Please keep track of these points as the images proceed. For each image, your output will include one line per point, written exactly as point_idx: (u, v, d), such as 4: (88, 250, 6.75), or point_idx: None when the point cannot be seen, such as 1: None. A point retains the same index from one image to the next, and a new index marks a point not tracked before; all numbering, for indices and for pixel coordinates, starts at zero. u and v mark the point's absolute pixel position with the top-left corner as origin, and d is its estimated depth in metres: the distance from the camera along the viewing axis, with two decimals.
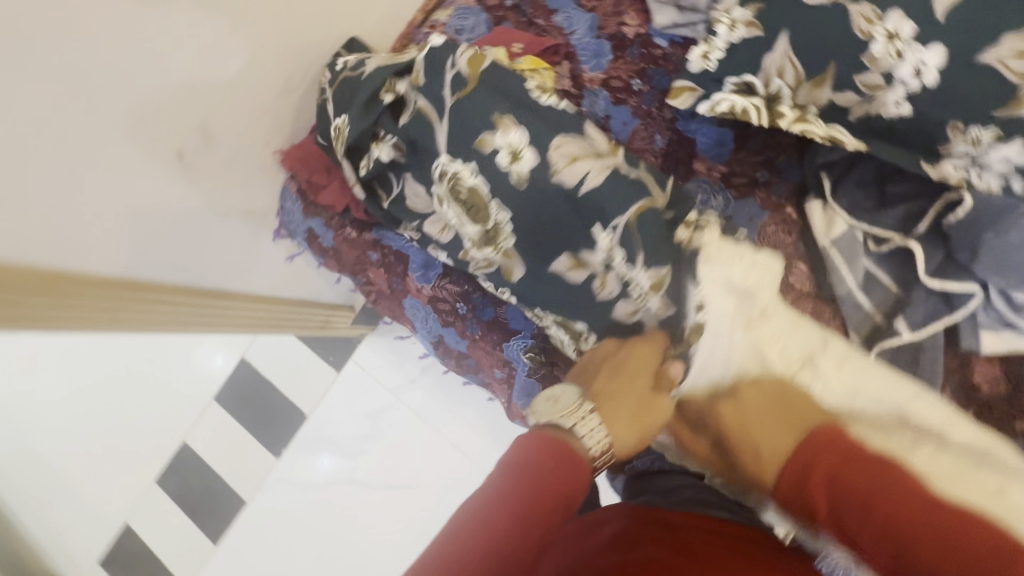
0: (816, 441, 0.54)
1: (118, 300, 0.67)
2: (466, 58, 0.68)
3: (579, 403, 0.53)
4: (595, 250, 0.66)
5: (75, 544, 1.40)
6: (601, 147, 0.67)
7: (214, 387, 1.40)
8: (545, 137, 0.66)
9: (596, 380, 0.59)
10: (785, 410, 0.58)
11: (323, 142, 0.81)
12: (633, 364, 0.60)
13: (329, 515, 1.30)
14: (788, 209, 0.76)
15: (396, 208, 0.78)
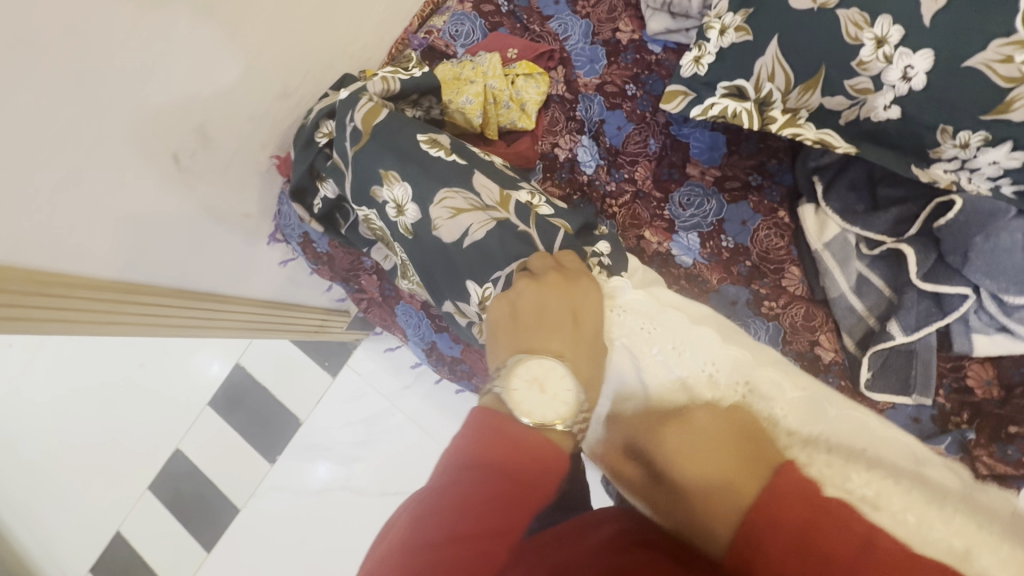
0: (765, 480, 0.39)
1: (111, 303, 0.66)
2: (362, 113, 0.68)
3: (567, 394, 0.47)
4: (469, 302, 0.66)
5: (66, 554, 1.38)
6: (488, 199, 0.64)
7: (208, 393, 1.39)
8: (425, 191, 0.65)
9: (550, 340, 0.50)
10: (739, 442, 0.46)
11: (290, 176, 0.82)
12: (578, 309, 0.53)
13: (322, 523, 1.29)
14: (781, 213, 0.77)
15: (353, 235, 0.83)
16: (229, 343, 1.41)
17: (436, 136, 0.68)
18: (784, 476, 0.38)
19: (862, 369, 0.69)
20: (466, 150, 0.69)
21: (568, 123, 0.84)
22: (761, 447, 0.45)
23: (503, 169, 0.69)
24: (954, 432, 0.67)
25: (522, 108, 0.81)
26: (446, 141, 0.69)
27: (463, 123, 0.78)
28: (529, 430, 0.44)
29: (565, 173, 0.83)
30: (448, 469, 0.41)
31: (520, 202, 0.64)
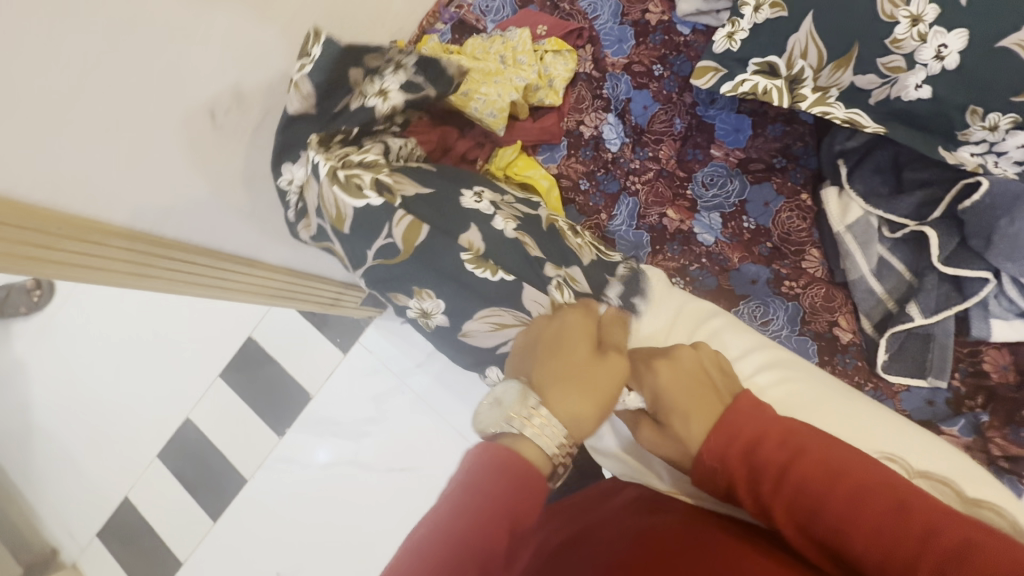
0: (728, 413, 0.45)
1: (140, 256, 0.68)
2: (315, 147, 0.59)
3: (524, 401, 0.44)
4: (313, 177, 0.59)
5: (74, 518, 1.39)
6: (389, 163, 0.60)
7: (221, 365, 1.41)
8: (459, 304, 0.58)
9: (527, 361, 0.49)
10: (702, 376, 0.49)
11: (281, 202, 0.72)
12: (576, 339, 0.49)
13: (328, 497, 1.30)
14: (804, 196, 0.77)
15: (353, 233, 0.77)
16: (240, 319, 1.42)
17: (397, 195, 0.56)
18: (741, 411, 0.45)
19: (879, 351, 0.69)
20: (458, 207, 0.58)
21: (594, 101, 0.85)
22: (720, 382, 0.49)
23: (491, 209, 0.60)
24: (968, 414, 0.67)
25: (550, 84, 0.82)
26: (433, 214, 0.57)
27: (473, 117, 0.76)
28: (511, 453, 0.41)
29: (589, 151, 0.84)
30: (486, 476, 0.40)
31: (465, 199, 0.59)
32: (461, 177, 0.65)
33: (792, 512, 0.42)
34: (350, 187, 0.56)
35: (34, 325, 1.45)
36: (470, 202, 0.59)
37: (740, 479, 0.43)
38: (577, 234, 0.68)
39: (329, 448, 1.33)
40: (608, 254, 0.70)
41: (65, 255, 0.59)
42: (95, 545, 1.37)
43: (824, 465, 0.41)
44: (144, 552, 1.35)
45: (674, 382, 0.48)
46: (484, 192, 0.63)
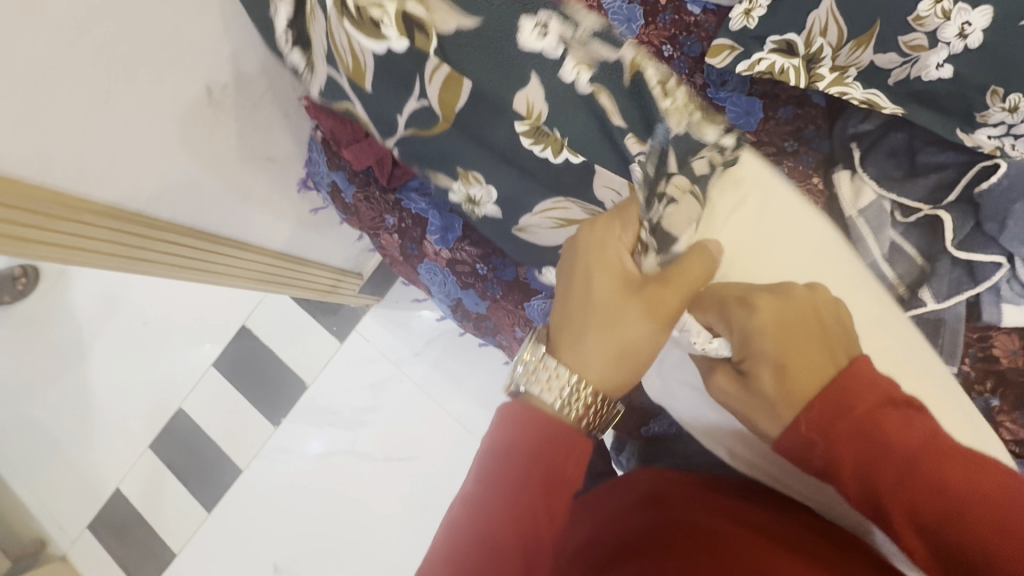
0: (849, 381, 0.44)
1: (130, 239, 0.66)
2: None
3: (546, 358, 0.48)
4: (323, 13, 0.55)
5: (63, 509, 1.36)
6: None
7: (214, 354, 1.38)
8: (514, 190, 0.61)
9: (558, 297, 0.51)
10: (815, 323, 0.48)
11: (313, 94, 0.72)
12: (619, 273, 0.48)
13: (325, 486, 1.28)
14: (815, 179, 0.76)
15: None
16: (232, 308, 1.39)
17: (428, 34, 0.53)
18: (861, 379, 0.44)
19: None
20: (518, 49, 0.53)
21: None
22: (830, 331, 0.48)
23: (559, 48, 0.53)
24: (979, 399, 0.67)
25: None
26: (482, 52, 0.54)
27: None
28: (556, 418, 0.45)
29: None
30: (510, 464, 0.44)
31: (529, 35, 0.53)
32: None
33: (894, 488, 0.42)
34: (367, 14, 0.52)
35: (18, 313, 1.41)
36: (530, 40, 0.53)
37: (846, 459, 0.43)
38: (669, 95, 0.55)
39: (324, 438, 1.31)
40: (702, 128, 0.56)
41: (50, 234, 0.57)
42: (86, 536, 1.35)
43: (927, 438, 0.43)
44: (137, 544, 1.32)
45: (769, 327, 0.46)
46: (551, 19, 0.53)
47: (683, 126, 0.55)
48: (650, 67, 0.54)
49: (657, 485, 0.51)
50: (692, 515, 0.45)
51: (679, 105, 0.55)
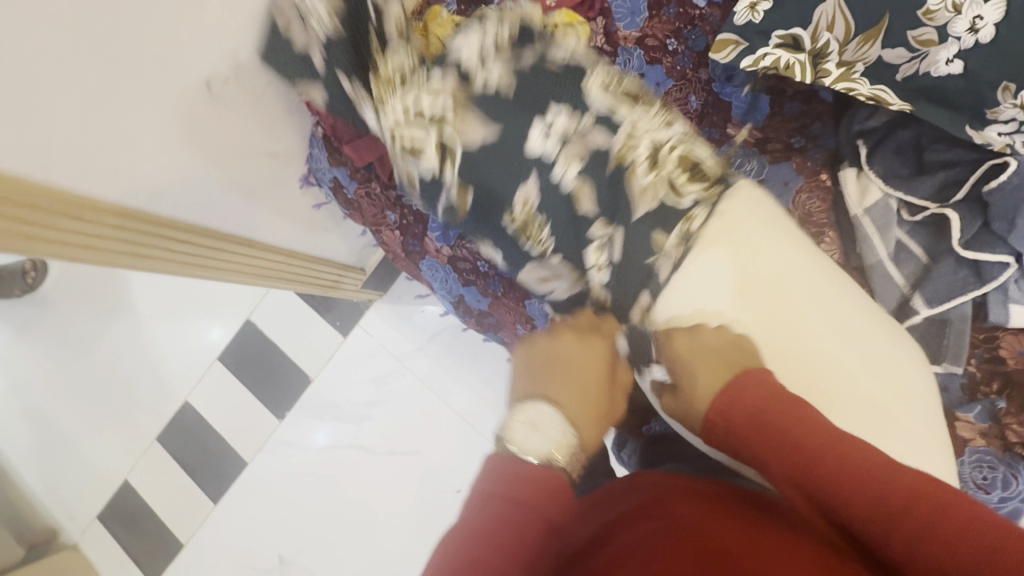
0: (747, 392, 0.54)
1: (133, 236, 0.66)
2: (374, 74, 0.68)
3: (559, 433, 0.55)
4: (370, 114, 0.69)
5: (73, 500, 1.38)
6: (439, 108, 0.65)
7: (219, 349, 1.39)
8: (513, 256, 0.69)
9: (552, 385, 0.60)
10: (729, 354, 0.58)
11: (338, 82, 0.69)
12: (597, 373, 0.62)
13: (328, 480, 1.30)
14: (823, 176, 0.76)
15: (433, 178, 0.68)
16: (237, 303, 1.40)
17: (456, 154, 0.65)
18: (754, 389, 0.54)
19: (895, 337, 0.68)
20: (524, 153, 0.64)
21: None
22: (744, 355, 0.58)
23: (556, 148, 0.64)
24: (984, 400, 0.67)
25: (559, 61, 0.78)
26: (493, 165, 0.64)
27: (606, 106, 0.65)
28: (538, 468, 0.51)
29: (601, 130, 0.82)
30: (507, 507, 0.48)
31: (535, 147, 0.64)
32: (548, 95, 0.65)
33: (794, 481, 0.49)
34: (415, 146, 0.66)
35: (27, 307, 1.43)
36: (537, 144, 0.64)
37: (772, 469, 0.50)
38: (651, 169, 0.64)
39: (328, 431, 1.32)
40: (679, 195, 0.64)
41: (56, 232, 0.57)
42: (95, 526, 1.37)
43: (821, 439, 0.49)
44: (145, 534, 1.35)
45: (690, 349, 0.59)
46: (555, 120, 0.64)
47: (656, 202, 0.63)
48: (641, 141, 0.65)
49: (659, 491, 0.51)
50: (698, 521, 0.44)
51: (657, 180, 0.64)
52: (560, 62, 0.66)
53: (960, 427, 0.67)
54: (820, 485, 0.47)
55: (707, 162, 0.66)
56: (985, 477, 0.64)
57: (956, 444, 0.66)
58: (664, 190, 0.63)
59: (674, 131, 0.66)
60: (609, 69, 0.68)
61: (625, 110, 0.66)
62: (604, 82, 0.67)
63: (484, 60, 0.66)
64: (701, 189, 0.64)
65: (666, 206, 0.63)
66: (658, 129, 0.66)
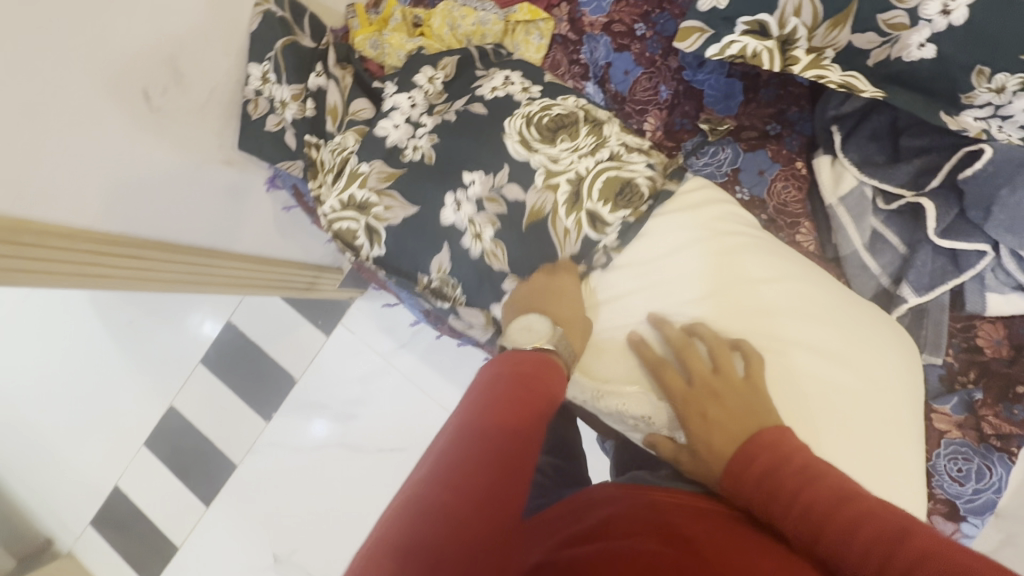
0: (762, 443, 0.48)
1: (79, 256, 0.63)
2: (329, 109, 0.74)
3: (551, 329, 0.57)
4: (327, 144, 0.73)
5: (64, 508, 1.38)
6: (370, 196, 0.67)
7: (200, 351, 1.37)
8: None
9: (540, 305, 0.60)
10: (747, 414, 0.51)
11: (312, 110, 0.74)
12: (572, 290, 0.62)
13: (316, 479, 1.29)
14: (798, 164, 0.74)
15: (389, 158, 0.68)
16: (221, 296, 1.38)
17: (381, 235, 0.67)
18: (772, 437, 0.48)
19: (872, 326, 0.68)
20: (439, 223, 0.66)
21: (572, 67, 0.80)
22: (764, 412, 0.51)
23: (466, 220, 0.65)
24: (961, 392, 0.66)
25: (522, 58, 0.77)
26: (407, 237, 0.67)
27: (539, 140, 0.64)
28: (533, 356, 0.55)
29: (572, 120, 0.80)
30: (487, 391, 0.51)
31: (445, 218, 0.65)
32: (467, 161, 0.65)
33: (804, 535, 0.43)
34: (347, 236, 0.69)
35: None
36: (450, 215, 0.65)
37: (787, 525, 0.43)
38: (572, 208, 0.63)
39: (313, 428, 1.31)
40: (604, 224, 0.63)
41: None
42: (89, 534, 1.37)
43: (831, 494, 0.43)
44: (140, 539, 1.35)
45: (715, 410, 0.52)
46: (461, 194, 0.65)
47: (579, 240, 0.64)
48: (560, 181, 0.63)
49: (639, 500, 0.50)
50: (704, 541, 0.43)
51: (579, 219, 0.63)
52: (487, 103, 0.66)
53: (937, 418, 0.66)
54: (827, 544, 0.41)
55: (637, 179, 0.64)
56: (960, 469, 0.64)
57: (932, 436, 0.65)
58: (586, 228, 0.63)
59: (600, 156, 0.64)
60: (531, 100, 0.65)
61: (542, 148, 0.64)
62: (526, 118, 0.64)
63: (414, 134, 0.68)
64: (629, 212, 0.64)
65: (587, 237, 0.63)
66: (576, 159, 0.64)
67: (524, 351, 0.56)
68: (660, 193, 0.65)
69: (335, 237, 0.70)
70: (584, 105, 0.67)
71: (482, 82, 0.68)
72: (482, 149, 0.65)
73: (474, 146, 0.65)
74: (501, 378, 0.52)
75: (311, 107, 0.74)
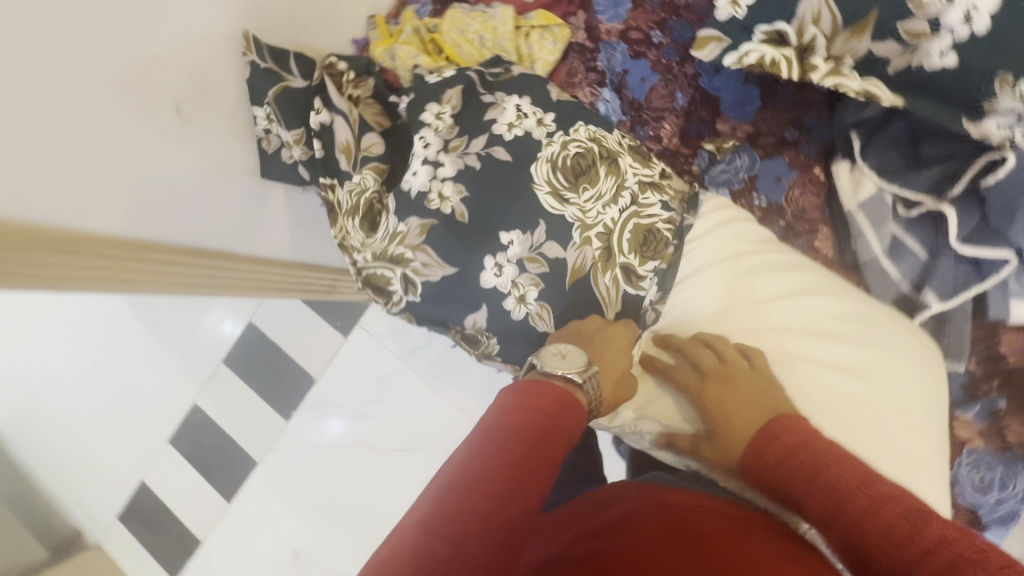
0: (775, 426, 0.55)
1: (113, 263, 0.66)
2: (340, 147, 0.71)
3: (583, 368, 0.56)
4: (344, 188, 0.72)
5: (92, 501, 1.42)
6: (400, 252, 0.66)
7: (222, 350, 1.41)
8: None
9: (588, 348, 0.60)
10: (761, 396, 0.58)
11: (319, 148, 0.71)
12: (620, 343, 0.63)
13: (334, 478, 1.32)
14: (816, 169, 0.73)
15: (402, 208, 0.66)
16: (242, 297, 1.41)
17: (417, 287, 0.68)
18: (786, 421, 0.55)
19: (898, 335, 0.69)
20: (480, 285, 0.66)
21: (588, 74, 0.78)
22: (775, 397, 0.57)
23: (509, 282, 0.66)
24: (984, 401, 0.68)
25: (533, 67, 0.76)
26: (446, 294, 0.67)
27: (560, 190, 0.65)
28: (555, 383, 0.55)
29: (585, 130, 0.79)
30: (508, 417, 0.51)
31: (490, 276, 0.66)
32: (497, 218, 0.65)
33: (822, 516, 0.48)
34: (379, 281, 0.69)
35: None
36: (491, 278, 0.66)
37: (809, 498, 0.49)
38: (607, 265, 0.67)
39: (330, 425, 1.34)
40: (639, 278, 0.67)
41: (37, 267, 0.58)
42: (117, 527, 1.41)
43: (852, 475, 0.49)
44: (165, 532, 1.39)
45: (731, 397, 0.58)
46: (501, 258, 0.65)
47: (620, 295, 0.67)
48: (595, 234, 0.65)
49: (655, 492, 0.53)
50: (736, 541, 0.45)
51: (614, 275, 0.67)
52: (506, 146, 0.66)
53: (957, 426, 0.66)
54: (842, 518, 0.47)
55: (659, 227, 0.68)
56: (983, 477, 0.68)
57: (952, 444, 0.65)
58: (624, 284, 0.67)
59: (621, 203, 0.68)
60: (550, 138, 0.67)
61: (572, 199, 0.66)
62: (551, 165, 0.66)
63: (436, 177, 0.65)
64: (657, 262, 0.68)
65: (626, 295, 0.67)
66: (602, 210, 0.66)
67: (546, 379, 0.55)
68: (681, 231, 0.69)
69: (365, 282, 0.70)
70: (595, 134, 0.69)
71: (493, 114, 0.67)
72: (510, 205, 0.65)
73: (500, 196, 0.65)
74: (524, 412, 0.51)
75: (319, 148, 0.71)
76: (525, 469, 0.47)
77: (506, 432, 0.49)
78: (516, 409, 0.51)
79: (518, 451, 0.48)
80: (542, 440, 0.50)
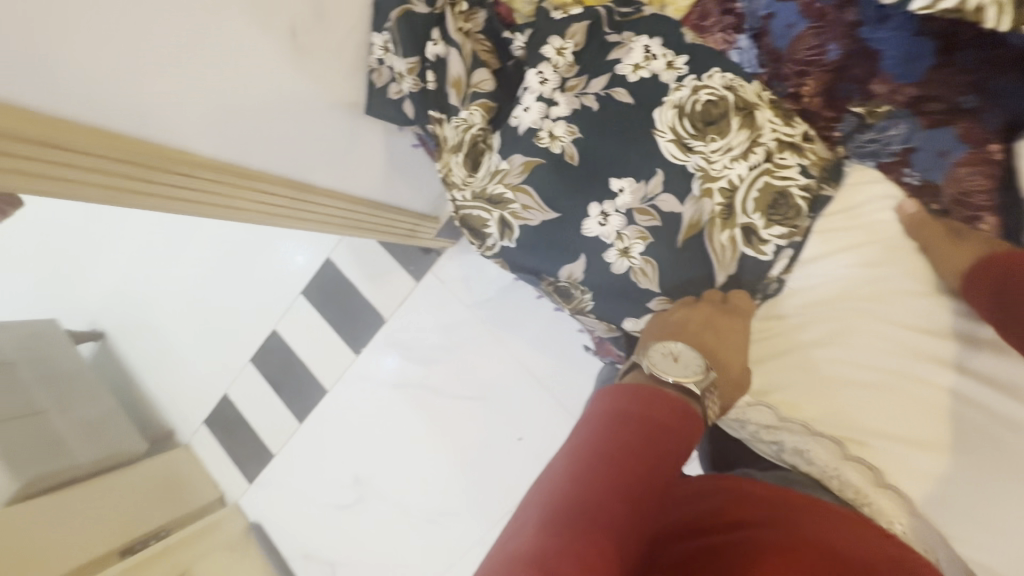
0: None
1: (223, 189, 0.67)
2: (453, 80, 0.69)
3: (696, 362, 0.59)
4: (452, 125, 0.71)
5: (183, 406, 1.57)
6: (502, 193, 0.69)
7: (299, 283, 1.46)
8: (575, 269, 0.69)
9: (691, 326, 0.64)
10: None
11: (434, 82, 0.70)
12: (736, 330, 0.65)
13: (397, 415, 1.37)
14: (994, 146, 0.61)
15: (516, 143, 0.67)
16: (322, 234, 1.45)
17: (513, 231, 0.70)
18: None
19: None
20: (583, 234, 0.68)
21: (723, 17, 0.68)
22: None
23: (613, 236, 0.67)
24: None
25: (660, 10, 0.69)
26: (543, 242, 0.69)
27: (689, 134, 0.65)
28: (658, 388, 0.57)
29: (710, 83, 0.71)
30: (603, 420, 0.53)
31: (597, 229, 0.67)
32: (612, 167, 0.66)
33: None
34: (476, 222, 0.72)
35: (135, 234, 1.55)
36: (594, 227, 0.67)
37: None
38: (726, 223, 0.66)
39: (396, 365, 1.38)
40: (761, 242, 0.67)
41: (156, 186, 0.59)
42: (202, 432, 1.55)
43: None
44: (242, 442, 1.51)
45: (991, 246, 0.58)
46: (609, 207, 0.66)
47: (737, 255, 0.67)
48: (717, 188, 0.65)
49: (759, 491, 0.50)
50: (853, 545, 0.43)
51: (733, 234, 0.66)
52: (631, 89, 0.65)
53: None
54: None
55: (792, 191, 0.66)
56: None
57: None
58: (742, 244, 0.67)
59: (752, 160, 0.66)
60: (680, 83, 0.65)
61: (698, 147, 0.65)
62: (679, 109, 0.65)
63: (548, 115, 0.66)
64: (784, 229, 0.67)
65: (745, 257, 0.68)
66: (729, 163, 0.65)
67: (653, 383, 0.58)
68: (816, 202, 0.67)
69: (461, 222, 0.74)
70: (733, 83, 0.65)
71: (619, 56, 0.65)
72: (630, 151, 0.65)
73: (616, 145, 0.65)
74: (625, 416, 0.53)
75: (430, 80, 0.69)
76: (626, 469, 0.49)
77: (603, 436, 0.51)
78: (613, 412, 0.53)
79: (617, 448, 0.50)
80: (641, 436, 0.51)
